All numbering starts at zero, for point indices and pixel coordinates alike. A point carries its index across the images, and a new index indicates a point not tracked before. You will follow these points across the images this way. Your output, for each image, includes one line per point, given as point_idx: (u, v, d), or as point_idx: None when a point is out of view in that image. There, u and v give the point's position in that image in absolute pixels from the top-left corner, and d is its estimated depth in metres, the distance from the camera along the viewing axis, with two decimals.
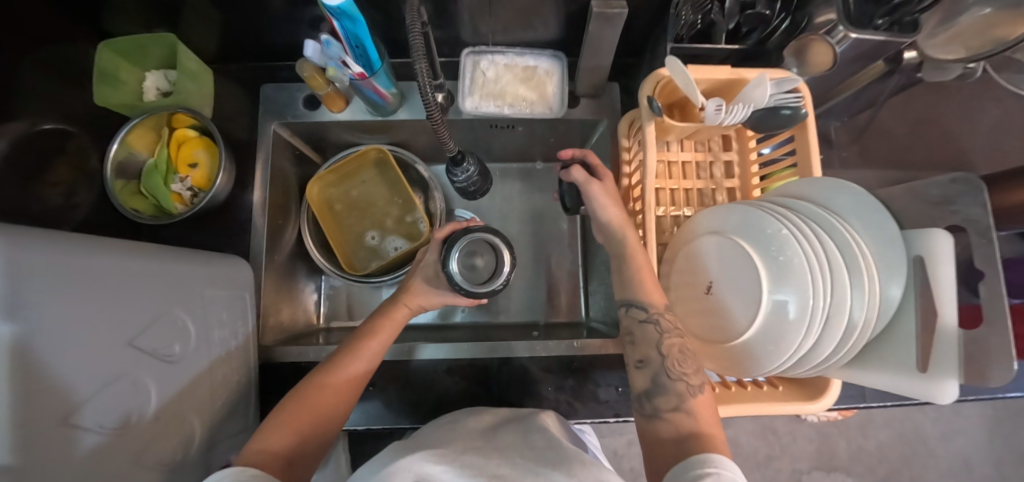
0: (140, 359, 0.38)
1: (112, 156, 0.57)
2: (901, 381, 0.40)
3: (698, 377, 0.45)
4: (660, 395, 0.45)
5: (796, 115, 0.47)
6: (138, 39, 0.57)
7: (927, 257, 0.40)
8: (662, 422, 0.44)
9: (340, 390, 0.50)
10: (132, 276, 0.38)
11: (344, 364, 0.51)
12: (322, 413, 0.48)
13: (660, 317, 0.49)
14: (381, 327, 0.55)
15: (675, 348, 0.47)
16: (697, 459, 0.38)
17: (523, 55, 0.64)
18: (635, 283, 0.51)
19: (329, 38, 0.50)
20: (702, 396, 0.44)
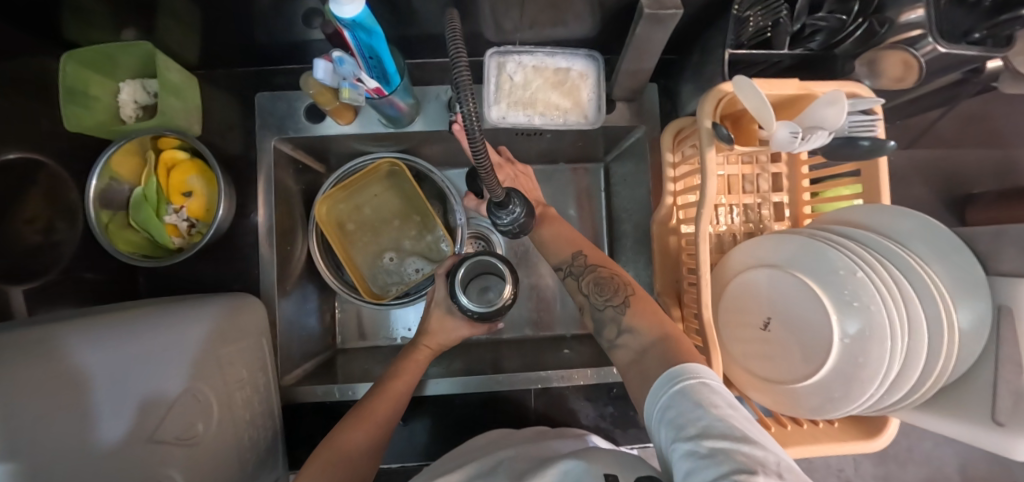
0: (172, 412, 0.37)
1: (94, 189, 0.49)
2: (979, 432, 0.39)
3: (618, 296, 0.47)
4: (604, 327, 0.47)
5: (877, 145, 0.42)
6: (106, 48, 0.50)
7: (1010, 306, 0.40)
8: (618, 351, 0.45)
9: (373, 434, 0.46)
10: (130, 366, 0.35)
11: (373, 404, 0.48)
12: (356, 459, 0.44)
13: (575, 265, 0.51)
14: (408, 363, 0.53)
15: (598, 279, 0.49)
16: (676, 368, 0.37)
17: (553, 54, 0.55)
18: (547, 245, 0.55)
19: (342, 55, 0.43)
20: (630, 308, 0.46)
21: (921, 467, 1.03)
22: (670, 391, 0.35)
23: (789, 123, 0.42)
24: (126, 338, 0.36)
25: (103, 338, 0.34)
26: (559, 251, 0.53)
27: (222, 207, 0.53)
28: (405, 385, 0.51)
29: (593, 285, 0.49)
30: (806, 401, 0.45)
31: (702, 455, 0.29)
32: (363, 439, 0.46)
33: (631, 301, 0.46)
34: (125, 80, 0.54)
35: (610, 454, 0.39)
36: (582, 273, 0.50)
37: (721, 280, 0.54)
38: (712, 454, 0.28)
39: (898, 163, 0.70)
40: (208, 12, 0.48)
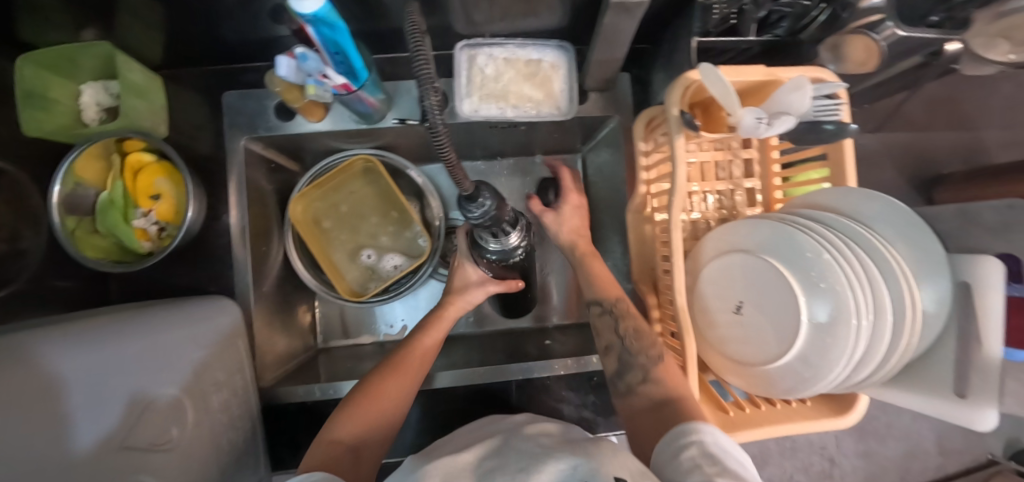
0: (158, 409, 0.38)
1: (57, 195, 0.48)
2: (941, 405, 0.41)
3: (654, 348, 0.49)
4: (629, 371, 0.49)
5: (841, 128, 0.43)
6: (64, 49, 0.48)
7: (975, 284, 0.40)
8: (636, 396, 0.46)
9: (401, 387, 0.49)
10: (89, 376, 0.34)
11: (407, 356, 0.52)
12: (387, 406, 0.48)
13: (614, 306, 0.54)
14: (435, 324, 0.57)
15: (629, 328, 0.52)
16: (678, 429, 0.38)
17: (525, 46, 0.55)
18: (591, 283, 0.58)
19: (305, 50, 0.43)
20: (665, 366, 0.48)
21: (899, 442, 1.06)
22: (678, 442, 0.37)
23: (754, 109, 0.42)
24: (81, 349, 0.35)
25: (53, 351, 0.34)
26: (602, 290, 0.56)
27: (191, 208, 0.52)
28: (434, 342, 0.55)
29: (632, 331, 0.52)
30: (780, 382, 0.46)
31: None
32: (399, 388, 0.49)
33: (665, 361, 0.48)
34: (86, 81, 0.53)
35: (623, 456, 0.34)
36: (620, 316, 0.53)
37: (695, 268, 0.54)
38: None
39: (869, 148, 0.71)
40: (167, 9, 0.47)
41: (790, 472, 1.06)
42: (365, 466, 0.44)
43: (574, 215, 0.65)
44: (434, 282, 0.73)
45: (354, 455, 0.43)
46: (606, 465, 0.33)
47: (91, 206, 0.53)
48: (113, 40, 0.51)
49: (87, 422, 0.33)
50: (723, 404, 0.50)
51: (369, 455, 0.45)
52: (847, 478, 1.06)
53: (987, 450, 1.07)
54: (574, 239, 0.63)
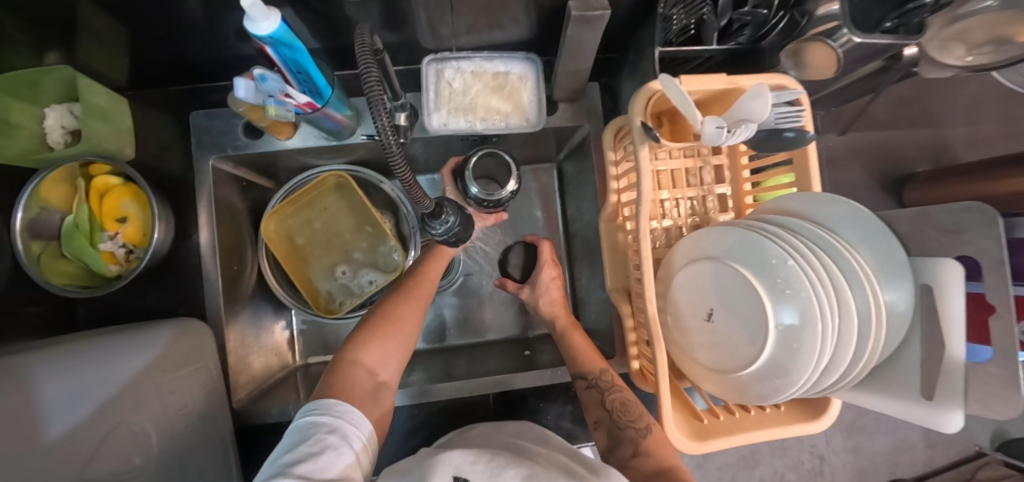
0: (119, 438, 0.37)
1: (20, 221, 0.47)
2: (909, 408, 0.41)
3: (641, 419, 0.50)
4: (620, 446, 0.50)
5: (800, 135, 0.43)
6: (25, 75, 0.48)
7: (934, 287, 0.40)
8: (627, 471, 0.47)
9: (411, 316, 0.51)
10: (62, 405, 0.34)
11: (416, 289, 0.54)
12: (401, 333, 0.50)
13: (599, 379, 0.54)
14: (433, 259, 0.58)
15: (617, 401, 0.52)
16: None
17: (491, 59, 0.56)
18: (575, 356, 0.57)
19: (264, 71, 0.42)
20: (652, 436, 0.49)
21: (887, 438, 1.07)
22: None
23: (715, 118, 0.42)
24: (64, 372, 0.35)
25: (44, 379, 0.33)
26: (586, 364, 0.55)
27: (157, 230, 0.51)
28: (436, 277, 0.57)
29: (619, 404, 0.52)
30: (754, 389, 0.46)
31: None
32: (409, 318, 0.51)
33: (653, 429, 0.50)
34: (51, 105, 0.52)
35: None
36: (608, 389, 0.53)
37: (667, 277, 0.54)
38: None
39: (838, 149, 0.72)
40: (129, 32, 0.47)
41: (780, 472, 1.05)
42: (384, 388, 0.46)
43: (552, 288, 0.66)
44: None
45: (374, 380, 0.45)
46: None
47: (56, 230, 0.52)
48: (77, 64, 0.51)
49: (60, 453, 0.32)
50: (698, 412, 0.50)
51: (388, 379, 0.47)
52: (837, 475, 1.06)
53: (975, 442, 1.07)
54: (555, 311, 0.64)
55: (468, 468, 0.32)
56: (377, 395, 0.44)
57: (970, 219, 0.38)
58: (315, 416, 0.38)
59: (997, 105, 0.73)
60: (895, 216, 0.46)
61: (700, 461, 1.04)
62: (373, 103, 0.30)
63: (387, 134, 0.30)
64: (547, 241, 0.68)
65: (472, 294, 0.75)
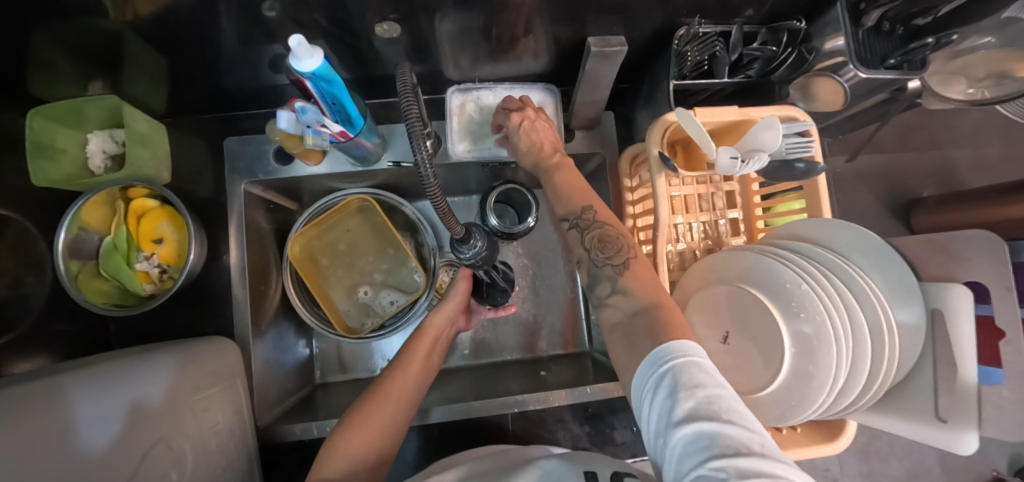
0: (159, 457, 0.37)
1: (62, 242, 0.50)
2: (925, 431, 0.42)
3: (621, 255, 0.44)
4: (598, 284, 0.45)
5: (811, 168, 0.46)
6: (73, 103, 0.51)
7: (944, 312, 0.42)
8: (605, 309, 0.43)
9: (385, 419, 0.49)
10: (96, 425, 0.33)
11: (393, 382, 0.52)
12: (377, 435, 0.47)
13: (580, 218, 0.47)
14: (419, 341, 0.58)
15: (597, 237, 0.45)
16: (654, 354, 0.34)
17: (511, 90, 0.60)
18: (561, 194, 0.50)
19: (304, 103, 0.44)
20: (634, 271, 0.43)
21: (903, 462, 1.06)
22: (652, 378, 0.33)
23: (728, 148, 0.45)
24: (98, 389, 0.35)
25: (79, 393, 0.33)
26: (571, 202, 0.49)
27: (192, 252, 0.53)
28: (420, 371, 0.55)
29: (597, 241, 0.45)
30: (771, 410, 0.47)
31: (691, 439, 0.27)
32: (383, 421, 0.48)
33: (632, 264, 0.43)
34: (93, 131, 0.55)
35: (599, 458, 0.39)
36: (587, 226, 0.46)
37: (683, 298, 0.55)
38: (698, 439, 0.27)
39: (845, 174, 0.74)
40: (176, 65, 0.51)
41: None
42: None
43: (535, 128, 0.53)
44: None
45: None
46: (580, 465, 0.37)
47: (94, 250, 0.54)
48: (124, 93, 0.54)
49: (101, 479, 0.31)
50: None
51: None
52: None
53: (992, 467, 1.06)
54: (539, 148, 0.53)
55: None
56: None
57: (977, 247, 0.40)
58: None
59: (1000, 131, 0.75)
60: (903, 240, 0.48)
61: None
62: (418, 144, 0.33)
63: (424, 159, 0.33)
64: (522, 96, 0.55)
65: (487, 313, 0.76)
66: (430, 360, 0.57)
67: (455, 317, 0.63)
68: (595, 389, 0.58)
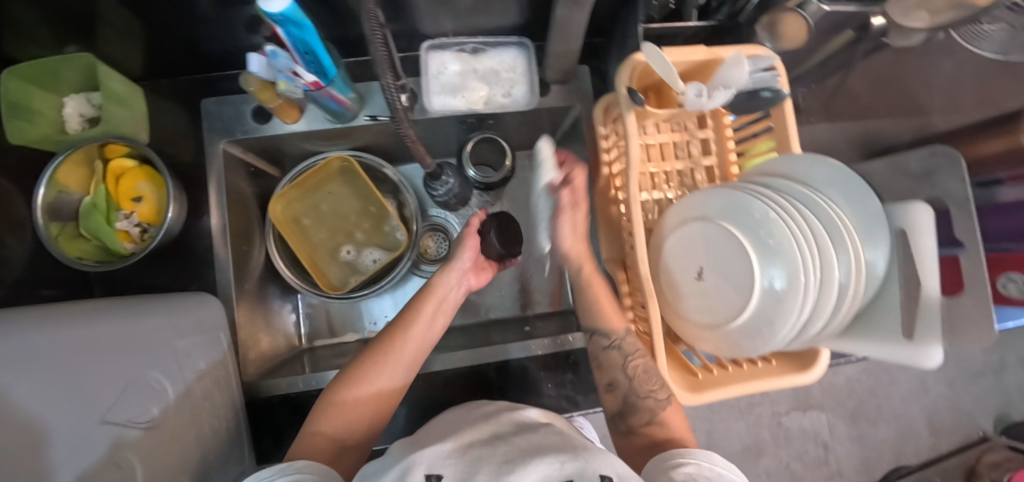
0: (142, 392, 0.39)
1: (41, 199, 0.50)
2: (888, 349, 0.43)
3: (663, 390, 0.49)
4: (633, 413, 0.49)
5: (776, 96, 0.47)
6: (46, 64, 0.51)
7: (908, 231, 0.43)
8: (636, 436, 0.48)
9: (385, 382, 0.47)
10: (70, 364, 0.33)
11: (395, 342, 0.49)
12: (374, 393, 0.47)
13: (621, 342, 0.52)
14: (426, 299, 0.54)
15: (639, 368, 0.50)
16: (672, 452, 0.42)
17: (485, 46, 0.60)
18: (593, 314, 0.54)
19: (275, 48, 0.46)
20: (669, 409, 0.49)
21: (891, 425, 1.07)
22: (675, 461, 0.41)
23: (694, 84, 0.45)
24: (65, 329, 0.35)
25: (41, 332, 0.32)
26: (611, 324, 0.53)
27: (172, 209, 0.54)
28: (425, 331, 0.52)
29: (640, 370, 0.50)
30: (743, 341, 0.47)
31: None
32: (383, 384, 0.47)
33: (672, 399, 0.49)
34: (69, 94, 0.55)
35: (607, 455, 0.35)
36: (632, 353, 0.51)
37: (658, 242, 0.57)
38: None
39: (820, 128, 0.75)
40: (146, 21, 0.51)
41: (786, 461, 1.06)
42: (349, 458, 0.44)
43: (576, 223, 0.57)
44: (415, 278, 0.75)
45: (340, 447, 0.43)
46: (592, 462, 0.34)
47: (72, 211, 0.54)
48: (98, 53, 0.54)
49: (67, 427, 0.31)
50: (693, 368, 0.53)
51: (354, 447, 0.45)
52: (842, 464, 1.07)
53: (978, 427, 1.06)
54: (578, 254, 0.58)
55: (440, 465, 0.35)
56: (341, 466, 0.42)
57: (933, 164, 0.45)
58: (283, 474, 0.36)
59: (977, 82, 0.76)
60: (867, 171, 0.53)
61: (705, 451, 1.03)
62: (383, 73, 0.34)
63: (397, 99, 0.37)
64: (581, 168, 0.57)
65: None
66: (436, 322, 0.53)
67: (465, 275, 0.59)
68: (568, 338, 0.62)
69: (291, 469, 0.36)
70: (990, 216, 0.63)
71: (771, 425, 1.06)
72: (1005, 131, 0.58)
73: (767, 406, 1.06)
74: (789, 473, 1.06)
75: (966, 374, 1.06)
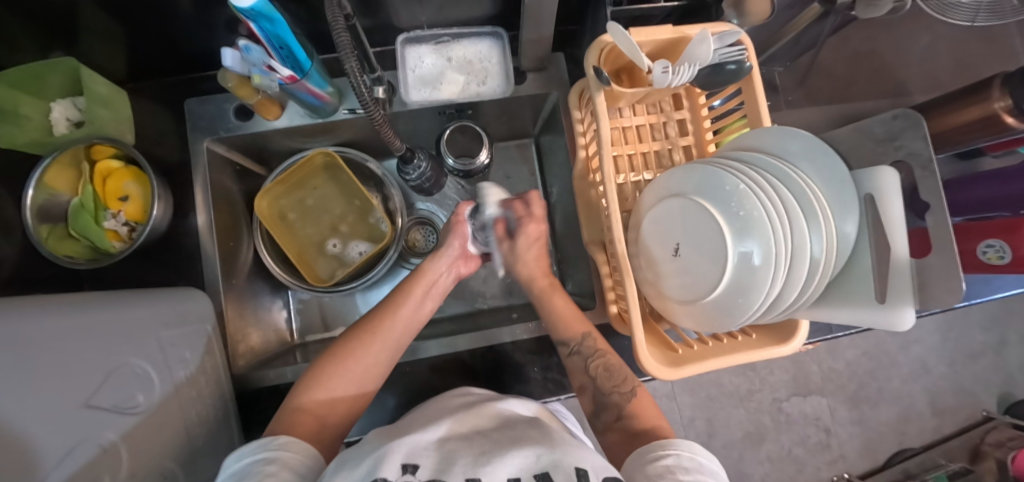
0: (126, 379, 0.40)
1: (30, 201, 0.51)
2: (865, 314, 0.43)
3: (626, 383, 0.51)
4: (604, 411, 0.49)
5: (742, 68, 0.48)
6: (31, 69, 0.52)
7: (877, 196, 0.43)
8: (611, 433, 0.48)
9: (372, 361, 0.48)
10: (65, 351, 0.35)
11: (385, 322, 0.50)
12: (359, 373, 0.47)
13: (581, 346, 0.53)
14: (414, 283, 0.55)
15: (601, 367, 0.52)
16: (653, 443, 0.42)
17: (460, 36, 0.61)
18: (554, 320, 0.56)
19: (248, 42, 0.47)
20: (636, 400, 0.49)
21: (893, 407, 1.05)
22: (655, 456, 0.40)
23: (660, 61, 0.46)
24: (63, 320, 0.36)
25: (38, 319, 0.34)
26: (568, 330, 0.55)
27: (157, 206, 0.55)
28: (413, 313, 0.53)
29: (603, 369, 0.52)
30: (720, 314, 0.47)
31: None
32: (368, 365, 0.48)
33: (637, 393, 0.50)
34: (55, 99, 0.56)
35: (585, 451, 0.36)
36: (591, 355, 0.53)
37: (637, 222, 0.57)
38: None
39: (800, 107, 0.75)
40: (126, 23, 0.52)
41: (786, 446, 1.05)
42: (330, 435, 0.44)
43: (532, 248, 0.60)
44: (404, 271, 0.76)
45: (320, 424, 0.44)
46: (568, 456, 0.34)
47: (63, 212, 0.56)
48: (82, 58, 0.56)
49: (59, 413, 0.32)
50: (673, 345, 0.53)
51: (336, 427, 0.45)
52: (845, 448, 1.06)
53: (981, 407, 1.05)
54: (533, 274, 0.59)
55: (418, 455, 0.35)
56: (321, 443, 0.43)
57: (899, 126, 0.44)
58: (253, 454, 0.36)
59: (955, 54, 0.75)
60: (836, 138, 0.51)
61: (705, 439, 1.03)
62: (345, 58, 0.35)
63: (363, 85, 0.37)
64: (535, 192, 0.60)
65: None
66: (425, 304, 0.54)
67: (455, 263, 0.59)
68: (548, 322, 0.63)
69: (273, 446, 0.37)
70: (970, 186, 0.63)
71: (771, 410, 1.05)
72: (978, 99, 0.58)
73: (766, 392, 1.05)
74: (791, 459, 1.05)
75: (968, 353, 1.04)
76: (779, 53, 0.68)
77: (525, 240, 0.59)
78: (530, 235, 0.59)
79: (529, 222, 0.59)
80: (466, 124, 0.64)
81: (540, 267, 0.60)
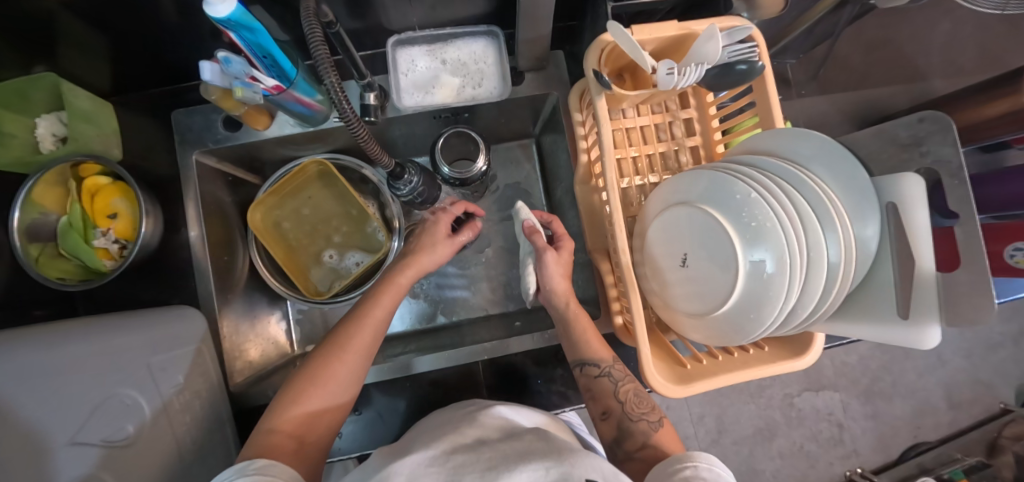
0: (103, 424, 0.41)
1: (17, 222, 0.49)
2: (885, 331, 0.40)
3: (655, 412, 0.49)
4: (627, 438, 0.47)
5: (753, 68, 0.44)
6: (13, 86, 0.50)
7: (899, 205, 0.40)
8: (632, 463, 0.46)
9: (342, 367, 0.47)
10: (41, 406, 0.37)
11: (349, 328, 0.50)
12: (330, 382, 0.46)
13: (612, 368, 0.53)
14: (376, 282, 0.56)
15: (630, 392, 0.51)
16: (674, 456, 0.39)
17: (453, 37, 0.58)
18: (581, 346, 0.54)
19: (227, 54, 0.45)
20: (663, 430, 0.47)
21: (908, 400, 1.02)
22: (672, 470, 0.37)
23: (665, 62, 0.43)
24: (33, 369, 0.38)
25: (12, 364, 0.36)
26: (599, 353, 0.53)
27: (145, 222, 0.53)
28: (377, 314, 0.53)
29: (634, 395, 0.51)
30: (730, 327, 0.45)
31: None
32: (341, 372, 0.47)
33: (664, 424, 0.48)
34: (41, 114, 0.54)
35: (595, 458, 0.34)
36: (621, 379, 0.52)
37: (643, 228, 0.54)
38: None
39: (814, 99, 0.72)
40: (105, 35, 0.50)
41: (798, 442, 1.03)
42: (310, 452, 0.43)
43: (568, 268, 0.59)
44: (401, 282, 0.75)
45: (300, 443, 0.42)
46: (578, 467, 0.32)
47: (51, 231, 0.54)
48: (61, 71, 0.54)
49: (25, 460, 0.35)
50: (681, 359, 0.51)
51: (313, 441, 0.44)
52: (858, 443, 1.03)
53: (1000, 400, 1.01)
54: (564, 291, 0.58)
55: (421, 474, 0.33)
56: (301, 462, 0.41)
57: (926, 130, 0.42)
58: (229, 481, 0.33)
59: (981, 37, 0.71)
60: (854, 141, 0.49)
61: (714, 436, 1.01)
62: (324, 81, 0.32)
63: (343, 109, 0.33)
64: (556, 217, 0.65)
65: (462, 266, 0.76)
66: (387, 302, 0.55)
67: (407, 258, 0.61)
68: (549, 335, 0.61)
69: (248, 470, 0.34)
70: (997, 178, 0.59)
71: (783, 406, 1.03)
72: (1007, 91, 0.54)
73: (778, 388, 1.03)
74: (802, 454, 1.03)
75: (986, 345, 1.01)
76: (793, 44, 0.64)
77: (564, 249, 0.60)
78: (564, 256, 0.60)
79: (565, 237, 0.62)
80: (462, 129, 0.62)
81: (572, 291, 0.58)
